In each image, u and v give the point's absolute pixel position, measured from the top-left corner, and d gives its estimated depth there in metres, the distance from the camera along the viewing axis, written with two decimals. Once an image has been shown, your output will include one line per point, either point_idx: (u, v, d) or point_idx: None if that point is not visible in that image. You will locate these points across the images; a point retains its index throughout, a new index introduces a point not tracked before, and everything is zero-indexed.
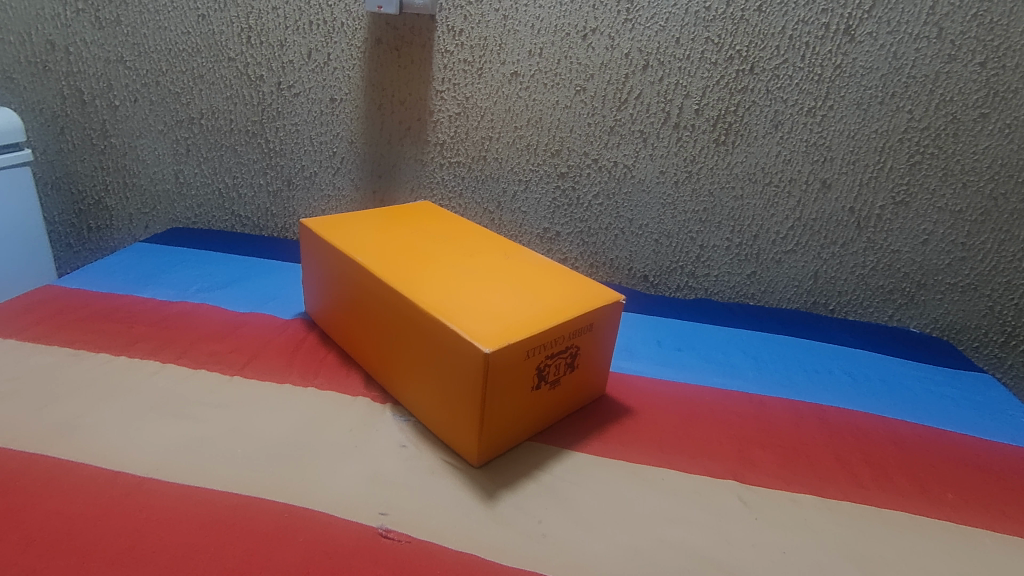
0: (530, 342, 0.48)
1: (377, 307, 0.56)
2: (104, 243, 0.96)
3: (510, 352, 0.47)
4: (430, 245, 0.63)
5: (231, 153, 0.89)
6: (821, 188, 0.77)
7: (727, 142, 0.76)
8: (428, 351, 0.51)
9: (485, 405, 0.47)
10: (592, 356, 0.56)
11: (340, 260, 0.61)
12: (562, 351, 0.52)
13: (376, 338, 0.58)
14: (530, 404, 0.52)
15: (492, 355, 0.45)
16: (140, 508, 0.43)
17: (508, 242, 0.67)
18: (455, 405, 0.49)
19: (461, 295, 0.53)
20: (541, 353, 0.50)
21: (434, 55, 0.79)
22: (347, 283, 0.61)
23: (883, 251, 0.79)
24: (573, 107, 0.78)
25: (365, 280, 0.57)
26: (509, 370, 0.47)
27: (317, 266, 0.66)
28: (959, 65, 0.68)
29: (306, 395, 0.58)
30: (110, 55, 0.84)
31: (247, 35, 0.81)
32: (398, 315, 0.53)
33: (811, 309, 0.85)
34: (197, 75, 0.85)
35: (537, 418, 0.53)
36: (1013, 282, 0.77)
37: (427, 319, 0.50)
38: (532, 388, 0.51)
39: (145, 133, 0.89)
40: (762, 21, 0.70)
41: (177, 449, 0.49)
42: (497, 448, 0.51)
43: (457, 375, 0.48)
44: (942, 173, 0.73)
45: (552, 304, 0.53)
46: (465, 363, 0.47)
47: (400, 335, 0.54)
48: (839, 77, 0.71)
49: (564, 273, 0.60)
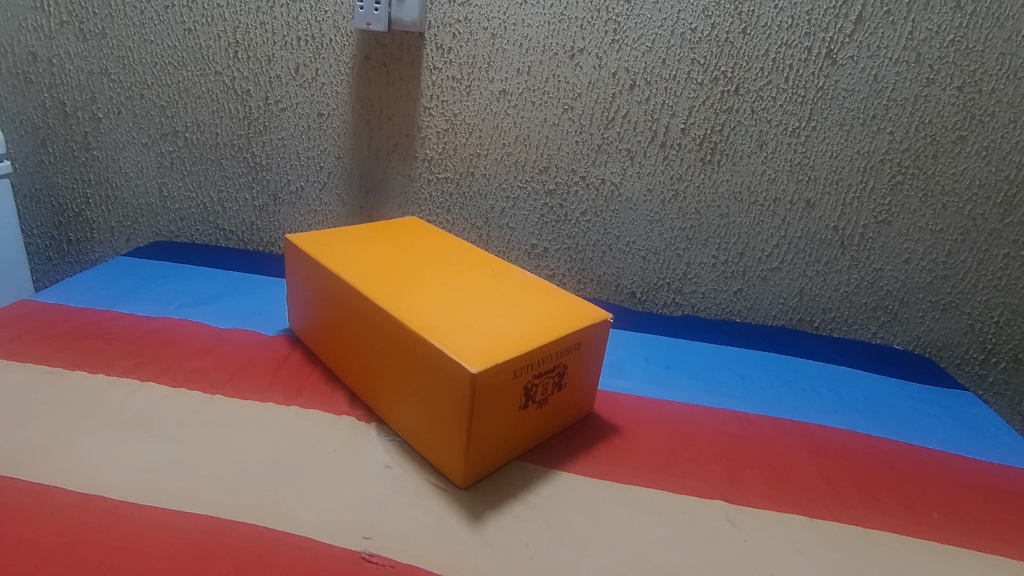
0: (518, 362, 0.47)
1: (363, 325, 0.56)
2: (84, 256, 0.95)
3: (497, 373, 0.46)
4: (417, 262, 0.63)
5: (216, 167, 0.88)
6: (805, 208, 0.78)
7: (712, 161, 0.77)
8: (414, 370, 0.50)
9: (472, 426, 0.46)
10: (580, 375, 0.56)
11: (325, 276, 0.60)
12: (550, 370, 0.52)
13: (361, 356, 0.57)
14: (517, 423, 0.51)
15: (480, 376, 0.45)
16: (113, 533, 0.42)
17: (495, 259, 0.67)
18: (441, 426, 0.49)
19: (449, 313, 0.53)
20: (528, 373, 0.49)
21: (423, 72, 0.79)
22: (332, 300, 0.60)
23: (866, 270, 0.80)
24: (561, 125, 0.79)
25: (351, 297, 0.56)
26: (495, 390, 0.47)
27: (302, 281, 0.65)
28: (937, 88, 0.70)
29: (289, 414, 0.56)
30: (94, 67, 0.83)
31: (234, 50, 0.81)
32: (384, 333, 0.53)
33: (797, 326, 0.85)
34: (183, 89, 0.84)
35: (524, 438, 0.53)
36: (992, 301, 0.78)
37: (413, 338, 0.49)
38: (520, 407, 0.50)
39: (129, 145, 0.88)
40: (746, 43, 0.71)
41: (157, 470, 0.48)
42: (483, 469, 0.50)
43: (443, 395, 0.47)
44: (923, 194, 0.75)
45: (540, 323, 0.53)
46: (453, 383, 0.46)
47: (385, 354, 0.53)
48: (821, 99, 0.73)
49: (552, 290, 0.60)
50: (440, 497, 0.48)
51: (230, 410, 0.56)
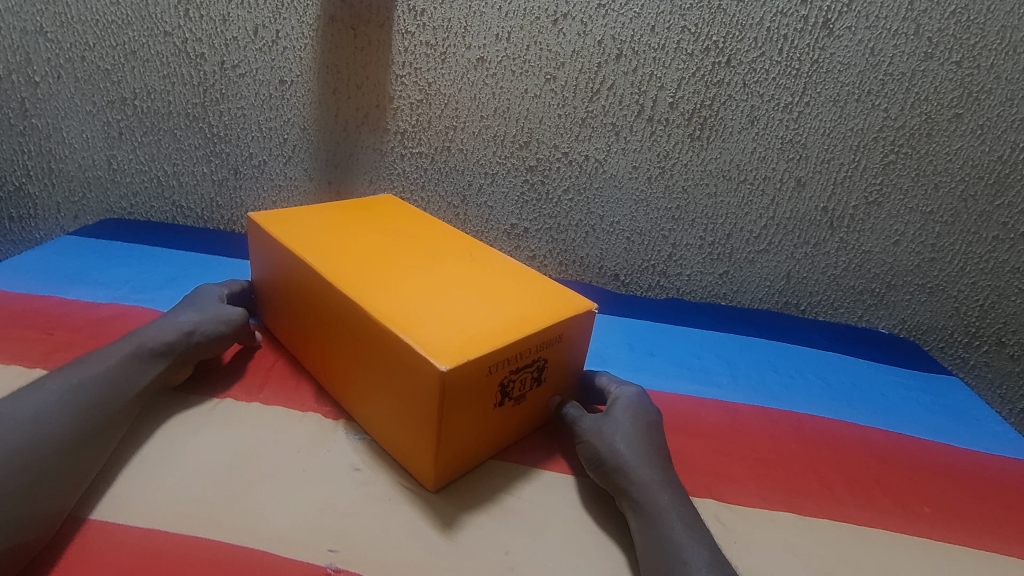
0: (492, 356, 0.44)
1: (327, 316, 0.51)
2: (28, 235, 0.88)
3: (470, 371, 0.42)
4: (388, 246, 0.58)
5: (170, 137, 0.81)
6: (795, 187, 0.75)
7: (701, 137, 0.74)
8: (382, 365, 0.46)
9: (442, 427, 0.43)
10: (562, 368, 0.53)
11: (286, 260, 0.55)
12: (529, 364, 0.48)
13: (325, 349, 0.53)
14: (493, 420, 0.48)
15: (450, 373, 0.41)
16: (64, 550, 0.38)
17: (473, 242, 0.63)
18: (409, 426, 0.45)
19: (421, 303, 0.48)
20: (505, 368, 0.46)
21: (393, 36, 0.73)
22: (294, 287, 0.56)
23: (855, 252, 0.78)
24: (543, 97, 0.74)
25: (315, 283, 0.52)
26: (467, 388, 0.43)
27: (264, 265, 0.60)
28: (936, 63, 0.67)
29: (249, 411, 0.52)
30: (27, 25, 0.75)
31: (185, 8, 0.74)
32: (350, 324, 0.49)
33: (782, 309, 0.84)
34: (129, 51, 0.76)
35: (499, 437, 0.50)
36: (979, 284, 0.77)
37: (380, 331, 0.45)
38: (495, 404, 0.47)
39: (72, 113, 0.80)
40: (740, 11, 0.67)
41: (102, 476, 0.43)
42: (454, 471, 0.47)
43: (413, 393, 0.44)
44: (915, 174, 0.72)
45: (519, 313, 0.49)
46: (421, 381, 0.42)
47: (352, 347, 0.50)
48: (816, 72, 0.69)
49: (534, 278, 0.56)
50: (413, 500, 0.45)
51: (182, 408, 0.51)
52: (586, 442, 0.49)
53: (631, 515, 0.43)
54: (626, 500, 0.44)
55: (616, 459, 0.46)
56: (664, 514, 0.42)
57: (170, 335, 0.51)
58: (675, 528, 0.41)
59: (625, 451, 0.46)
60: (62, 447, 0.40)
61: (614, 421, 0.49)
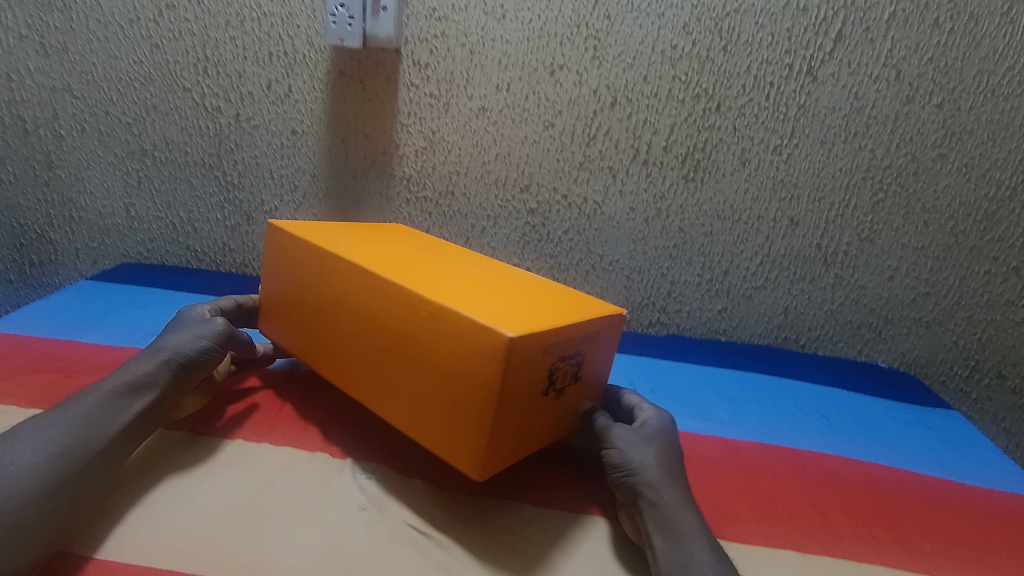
0: (550, 334, 0.43)
1: (362, 309, 0.50)
2: (46, 279, 0.91)
3: (532, 342, 0.42)
4: (413, 255, 0.59)
5: (186, 186, 0.85)
6: (789, 225, 0.77)
7: (695, 178, 0.76)
8: (429, 346, 0.45)
9: (501, 398, 0.41)
10: (591, 370, 0.52)
11: (317, 255, 0.55)
12: (573, 357, 0.48)
13: (353, 347, 0.52)
14: (535, 412, 0.46)
15: (518, 343, 0.40)
16: None
17: (484, 260, 0.65)
18: (456, 412, 0.43)
19: (465, 292, 0.48)
20: (556, 352, 0.45)
21: (399, 88, 0.77)
22: (321, 285, 0.55)
23: (850, 287, 0.79)
24: (542, 142, 0.77)
25: (354, 273, 0.51)
26: (528, 361, 0.42)
27: (285, 267, 0.59)
28: (917, 106, 0.70)
29: (258, 451, 0.54)
30: (56, 83, 0.80)
31: (204, 66, 0.78)
32: (393, 310, 0.47)
33: (781, 345, 0.85)
34: (150, 106, 0.81)
35: (538, 431, 0.48)
36: (975, 317, 0.78)
37: (431, 310, 0.44)
38: (541, 392, 0.46)
39: (94, 164, 0.84)
40: (727, 60, 0.71)
41: (97, 511, 0.44)
42: (498, 460, 0.44)
43: (469, 368, 0.42)
44: (905, 212, 0.75)
45: (562, 309, 0.50)
46: (483, 350, 0.41)
47: (388, 338, 0.48)
48: (803, 116, 0.72)
49: (558, 288, 0.57)
50: (413, 535, 0.46)
51: (189, 447, 0.53)
52: (612, 456, 0.49)
53: (656, 532, 0.43)
54: (652, 513, 0.44)
55: (645, 479, 0.46)
56: (668, 550, 0.42)
57: (149, 364, 0.51)
58: (697, 554, 0.41)
59: (655, 470, 0.47)
60: (77, 486, 0.41)
61: (648, 442, 0.50)
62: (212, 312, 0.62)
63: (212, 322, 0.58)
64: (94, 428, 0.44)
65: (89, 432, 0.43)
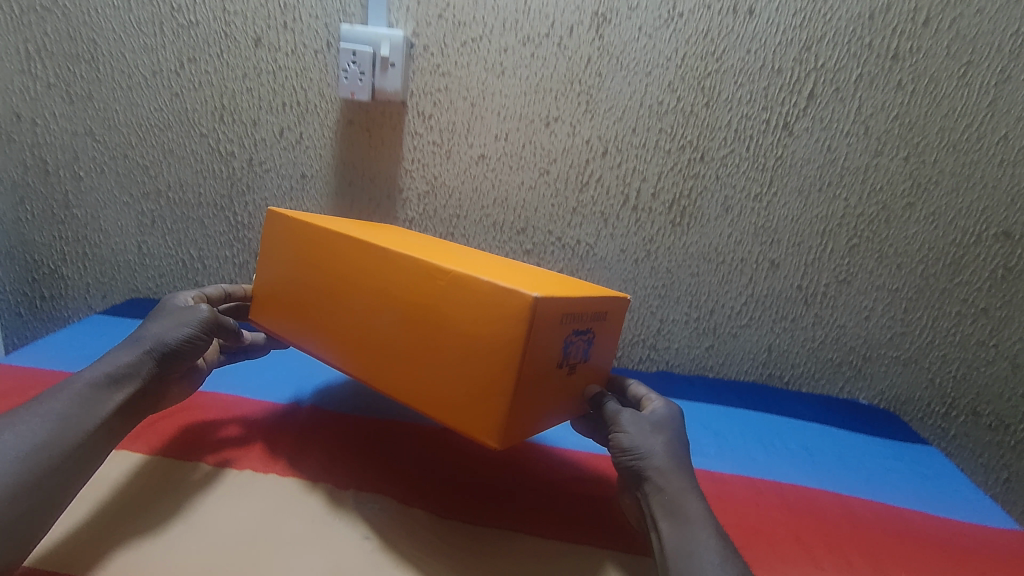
0: (568, 301, 0.44)
1: (369, 285, 0.49)
2: (56, 313, 0.93)
3: (554, 305, 0.41)
4: (413, 243, 0.59)
5: (197, 225, 0.89)
6: (770, 267, 0.82)
7: (682, 223, 0.81)
8: (444, 315, 0.44)
9: (525, 359, 0.40)
10: (596, 352, 0.52)
11: (323, 237, 0.53)
12: (583, 332, 0.48)
13: (358, 326, 0.50)
14: (549, 382, 0.45)
15: (547, 297, 0.40)
16: None
17: (477, 255, 0.65)
18: (477, 377, 0.42)
19: (476, 268, 0.48)
20: (570, 324, 0.45)
21: (404, 137, 0.82)
22: (326, 267, 0.53)
23: (830, 327, 0.83)
24: (537, 188, 0.82)
25: (362, 250, 0.50)
26: (549, 324, 0.41)
27: (284, 254, 0.57)
28: (885, 159, 0.76)
29: (261, 480, 0.52)
30: (78, 128, 0.85)
31: (220, 114, 0.83)
32: (404, 282, 0.47)
33: (767, 382, 0.88)
34: (167, 150, 0.85)
35: (550, 407, 0.47)
36: (948, 356, 0.82)
37: (451, 276, 0.44)
38: (555, 364, 0.45)
39: (110, 204, 0.88)
40: (709, 115, 0.76)
41: (59, 547, 0.41)
42: (515, 431, 0.42)
43: (489, 331, 0.41)
44: (878, 255, 0.79)
45: (570, 288, 0.50)
46: (505, 310, 0.40)
47: (400, 311, 0.47)
48: (781, 167, 0.77)
49: (555, 277, 0.58)
50: (416, 540, 0.46)
51: (189, 476, 0.51)
52: (621, 440, 0.49)
53: (663, 517, 0.44)
54: (659, 498, 0.46)
55: (654, 463, 0.47)
56: None
57: (130, 355, 0.50)
58: (701, 537, 0.42)
59: (664, 456, 0.48)
60: (59, 481, 0.40)
61: (658, 429, 0.51)
62: (196, 299, 0.61)
63: (195, 309, 0.56)
64: (86, 425, 0.43)
65: (84, 435, 0.43)
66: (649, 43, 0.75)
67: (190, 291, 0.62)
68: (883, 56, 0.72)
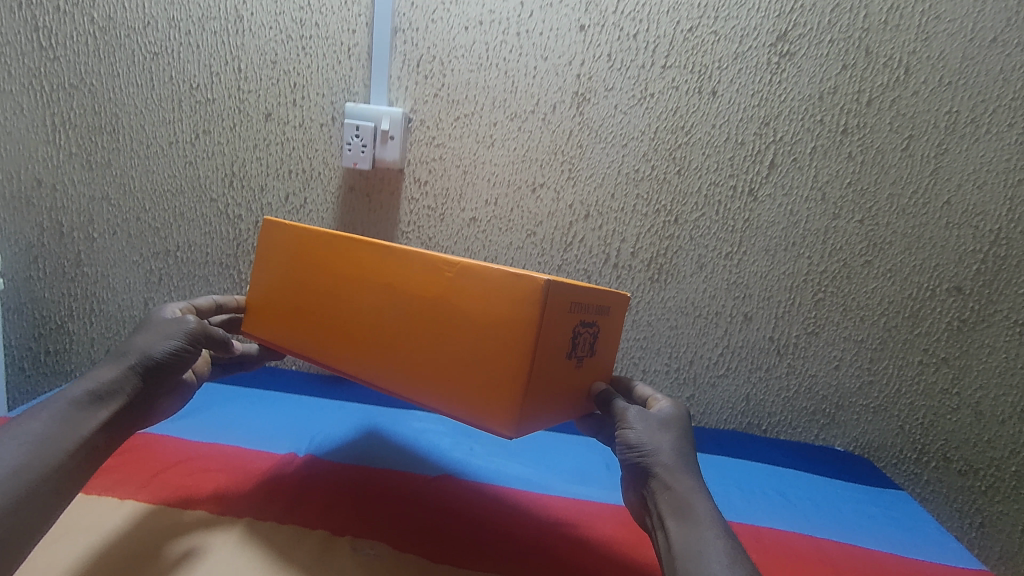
0: (574, 290, 0.46)
1: (377, 284, 0.51)
2: (59, 368, 0.96)
3: (564, 293, 0.43)
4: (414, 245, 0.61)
5: (203, 282, 0.93)
6: (743, 320, 0.87)
7: (659, 279, 0.87)
8: (455, 307, 0.45)
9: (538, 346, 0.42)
10: (596, 347, 0.55)
11: (329, 240, 0.55)
12: (586, 325, 0.50)
13: (368, 321, 0.51)
14: (557, 368, 0.47)
15: (556, 280, 0.42)
16: None
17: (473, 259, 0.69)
18: (490, 362, 0.43)
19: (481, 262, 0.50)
20: (575, 315, 0.47)
21: (401, 202, 0.88)
22: (332, 268, 0.55)
23: (803, 376, 0.88)
24: (525, 248, 0.88)
25: (368, 250, 0.52)
26: (558, 312, 0.43)
27: (287, 262, 0.59)
28: (843, 222, 0.83)
29: (264, 526, 0.53)
30: (96, 193, 0.90)
31: (231, 180, 0.90)
32: (413, 278, 0.48)
33: (747, 430, 0.92)
34: (178, 214, 0.91)
35: (557, 398, 0.49)
36: (915, 404, 0.86)
37: (458, 266, 0.45)
38: (562, 356, 0.47)
39: (120, 263, 0.93)
40: (681, 182, 0.84)
41: None
42: (529, 419, 0.44)
43: (501, 319, 0.43)
44: (842, 308, 0.85)
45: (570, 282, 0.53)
46: (517, 298, 0.42)
47: (410, 304, 0.48)
48: (749, 228, 0.84)
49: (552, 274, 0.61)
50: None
51: (194, 523, 0.53)
52: (627, 436, 0.52)
53: (669, 514, 0.47)
54: (665, 496, 0.48)
55: (661, 460, 0.50)
56: None
57: (113, 371, 0.52)
58: (707, 535, 0.44)
59: (670, 453, 0.51)
60: (35, 504, 0.40)
61: (665, 428, 0.53)
62: (184, 310, 0.63)
63: (181, 321, 0.57)
64: (67, 445, 0.44)
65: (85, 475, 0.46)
66: (625, 118, 0.83)
67: (179, 303, 0.65)
68: (833, 131, 0.81)
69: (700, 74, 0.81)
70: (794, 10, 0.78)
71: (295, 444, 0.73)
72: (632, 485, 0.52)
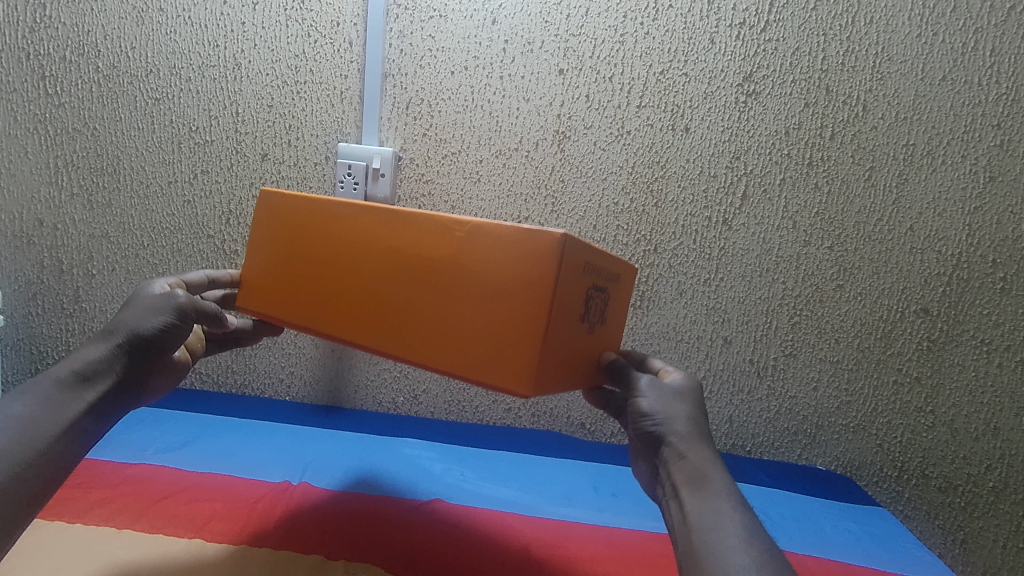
0: (586, 252, 0.48)
1: (384, 250, 0.52)
2: None
3: (577, 253, 0.46)
4: None
5: None
6: (723, 344, 0.91)
7: (641, 306, 0.91)
8: (470, 269, 0.48)
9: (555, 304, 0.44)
10: (605, 316, 0.57)
11: (330, 209, 0.56)
12: (594, 292, 0.53)
13: (376, 291, 0.52)
14: (570, 330, 0.49)
15: (572, 238, 0.45)
16: None
17: None
18: (506, 323, 0.46)
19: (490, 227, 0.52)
20: (586, 279, 0.50)
21: None
22: (335, 241, 0.56)
23: (782, 397, 0.91)
24: None
25: (373, 217, 0.53)
26: (572, 270, 0.46)
27: (285, 238, 0.59)
28: (813, 248, 0.87)
29: (258, 554, 0.55)
30: (95, 231, 0.93)
31: (227, 218, 0.93)
32: (424, 243, 0.50)
33: (732, 451, 0.94)
34: (175, 250, 0.94)
35: (568, 361, 0.51)
36: (893, 423, 0.87)
37: (472, 229, 0.47)
38: (574, 319, 0.49)
39: (117, 298, 0.95)
40: (659, 214, 0.88)
41: None
42: (544, 378, 0.46)
43: (518, 278, 0.45)
44: (817, 331, 0.89)
45: None
46: (534, 255, 0.45)
47: (419, 269, 0.50)
48: (725, 256, 0.88)
49: None
50: None
51: (188, 553, 0.54)
52: (641, 405, 0.54)
53: (686, 484, 0.47)
54: (680, 466, 0.49)
55: (676, 429, 0.51)
56: None
57: (100, 349, 0.53)
58: (724, 507, 0.45)
59: (685, 421, 0.51)
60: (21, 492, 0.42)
61: (681, 398, 0.54)
62: (173, 285, 0.62)
63: (169, 296, 0.57)
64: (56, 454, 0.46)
65: None
66: (604, 154, 0.88)
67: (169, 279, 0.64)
68: (800, 164, 0.86)
69: (673, 113, 0.86)
70: (757, 54, 0.84)
71: (289, 473, 0.74)
72: (648, 456, 0.54)
